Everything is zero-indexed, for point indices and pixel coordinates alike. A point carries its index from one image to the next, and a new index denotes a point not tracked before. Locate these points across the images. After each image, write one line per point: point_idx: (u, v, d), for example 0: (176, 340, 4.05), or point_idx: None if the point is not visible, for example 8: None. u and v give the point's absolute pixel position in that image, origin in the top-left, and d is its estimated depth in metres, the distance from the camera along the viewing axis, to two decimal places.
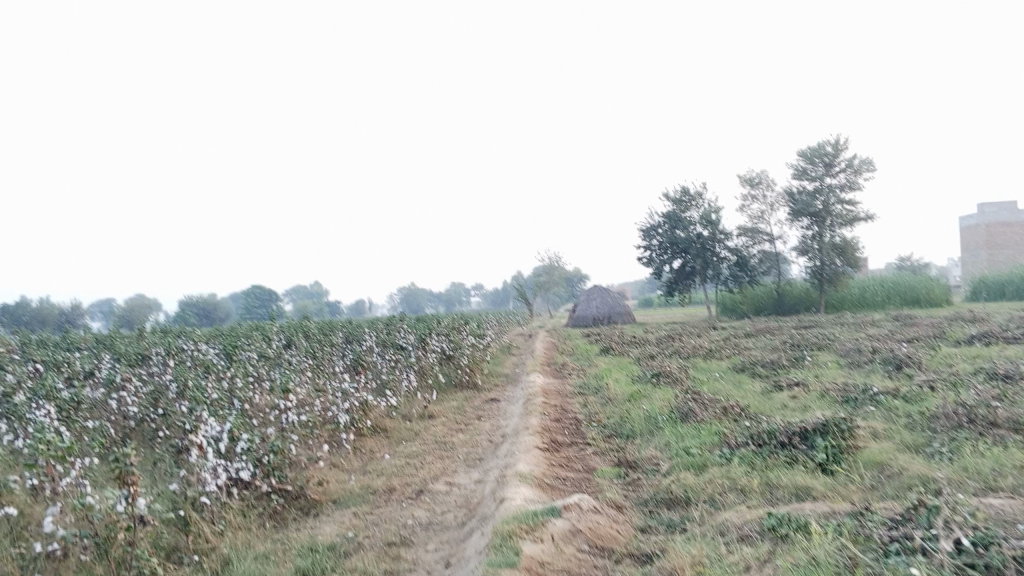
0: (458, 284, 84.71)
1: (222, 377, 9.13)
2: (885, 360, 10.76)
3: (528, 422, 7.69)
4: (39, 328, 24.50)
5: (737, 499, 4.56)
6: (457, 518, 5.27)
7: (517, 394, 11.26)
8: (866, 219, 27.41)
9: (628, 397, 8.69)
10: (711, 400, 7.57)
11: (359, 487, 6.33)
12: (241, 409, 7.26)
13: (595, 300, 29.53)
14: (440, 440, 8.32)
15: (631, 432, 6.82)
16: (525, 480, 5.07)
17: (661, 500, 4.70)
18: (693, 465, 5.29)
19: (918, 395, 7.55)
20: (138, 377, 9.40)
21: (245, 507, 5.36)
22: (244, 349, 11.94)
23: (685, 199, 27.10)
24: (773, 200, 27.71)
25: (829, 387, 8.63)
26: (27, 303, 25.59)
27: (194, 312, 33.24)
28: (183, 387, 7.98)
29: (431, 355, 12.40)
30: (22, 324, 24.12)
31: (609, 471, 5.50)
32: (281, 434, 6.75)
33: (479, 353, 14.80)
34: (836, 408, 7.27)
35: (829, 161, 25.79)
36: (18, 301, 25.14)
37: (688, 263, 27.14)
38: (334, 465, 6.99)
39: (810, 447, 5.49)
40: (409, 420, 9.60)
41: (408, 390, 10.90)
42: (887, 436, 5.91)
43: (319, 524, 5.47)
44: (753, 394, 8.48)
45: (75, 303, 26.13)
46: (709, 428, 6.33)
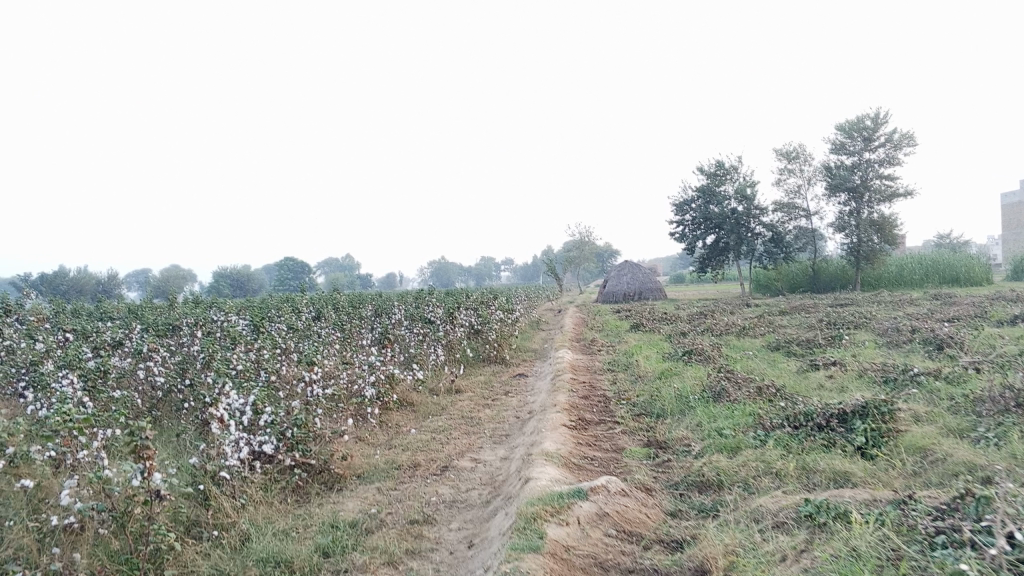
0: (489, 259, 84.66)
1: (249, 348, 9.08)
2: (925, 340, 10.46)
3: (556, 399, 7.55)
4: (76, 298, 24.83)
5: (773, 484, 4.38)
6: (481, 497, 5.15)
7: (545, 370, 11.12)
8: (905, 195, 26.79)
9: (659, 375, 8.51)
10: (746, 379, 7.36)
11: (384, 462, 6.24)
12: (266, 381, 7.19)
13: (626, 276, 29.25)
14: (467, 416, 8.21)
15: (661, 411, 6.65)
16: (551, 460, 4.92)
17: (693, 483, 4.53)
18: (726, 447, 5.12)
19: (961, 377, 7.29)
20: (166, 348, 9.39)
21: (267, 481, 5.29)
22: (273, 321, 11.93)
23: (719, 173, 26.64)
24: (810, 175, 27.15)
25: (867, 367, 8.38)
26: (65, 273, 25.92)
27: (227, 283, 33.50)
28: (209, 358, 7.93)
29: (459, 329, 12.29)
30: (60, 293, 24.43)
31: (639, 452, 5.34)
32: (306, 407, 6.67)
33: (508, 328, 14.66)
34: (875, 390, 7.04)
35: (868, 135, 25.16)
36: (57, 271, 25.47)
37: (722, 239, 26.73)
38: (359, 439, 6.91)
39: (849, 430, 5.28)
40: (436, 394, 9.51)
41: (435, 364, 10.80)
42: (929, 420, 5.68)
43: (342, 499, 5.38)
44: (788, 374, 8.26)
45: (112, 273, 26.43)
46: (743, 408, 6.13)
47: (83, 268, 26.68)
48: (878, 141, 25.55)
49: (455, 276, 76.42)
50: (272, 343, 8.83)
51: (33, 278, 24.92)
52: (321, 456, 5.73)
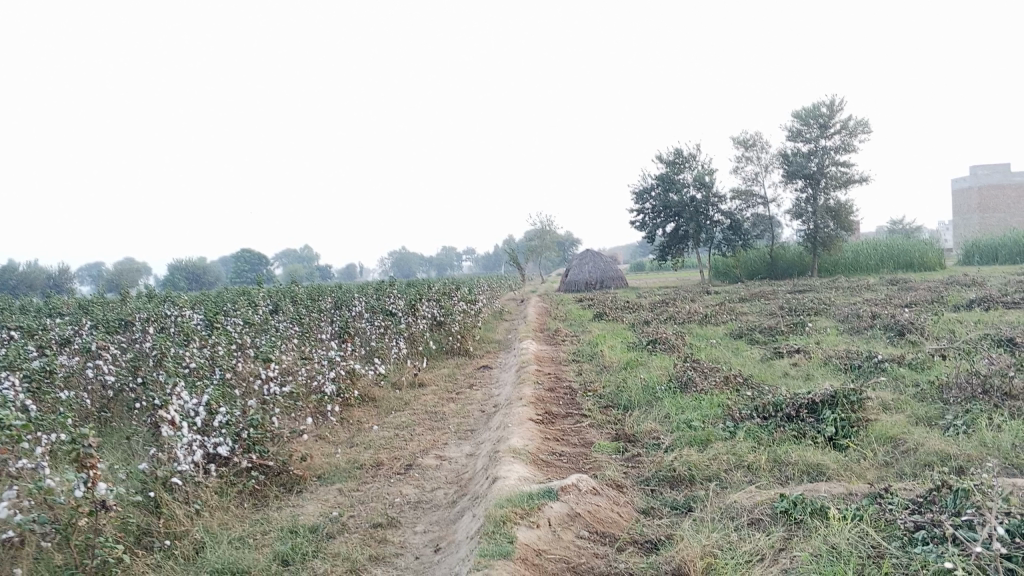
0: (450, 249, 84.36)
1: (204, 344, 8.79)
2: (885, 327, 10.52)
3: (521, 392, 7.41)
4: (27, 293, 24.14)
5: (745, 478, 4.29)
6: (447, 496, 4.99)
7: (509, 362, 10.98)
8: (860, 181, 27.11)
9: (625, 365, 8.42)
10: (711, 369, 7.30)
11: (345, 461, 6.04)
12: (221, 379, 6.94)
13: (587, 264, 29.23)
14: (431, 410, 8.04)
15: (628, 403, 6.55)
16: (519, 457, 4.78)
17: (664, 478, 4.42)
18: (696, 440, 5.03)
19: (925, 364, 7.30)
20: (116, 344, 9.05)
21: (223, 485, 5.08)
22: (228, 315, 11.62)
23: (678, 160, 26.69)
24: (767, 162, 27.33)
25: (831, 354, 8.38)
26: (15, 267, 25.19)
27: (184, 276, 32.83)
28: (161, 355, 7.65)
29: (422, 321, 12.08)
30: (9, 289, 23.70)
31: (607, 446, 5.23)
32: (263, 406, 6.45)
33: (470, 319, 14.49)
34: (842, 378, 7.01)
35: (824, 123, 25.36)
36: (6, 265, 24.73)
37: (682, 227, 26.82)
38: (319, 438, 6.72)
39: (818, 420, 5.22)
40: (398, 389, 9.32)
41: (397, 357, 10.61)
42: (897, 408, 5.64)
43: (301, 502, 5.19)
44: (753, 362, 8.22)
45: (64, 267, 25.74)
46: (711, 399, 6.05)
47: (32, 263, 25.92)
48: (834, 128, 25.78)
49: (416, 266, 75.96)
50: (228, 339, 8.56)
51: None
52: (279, 458, 5.52)
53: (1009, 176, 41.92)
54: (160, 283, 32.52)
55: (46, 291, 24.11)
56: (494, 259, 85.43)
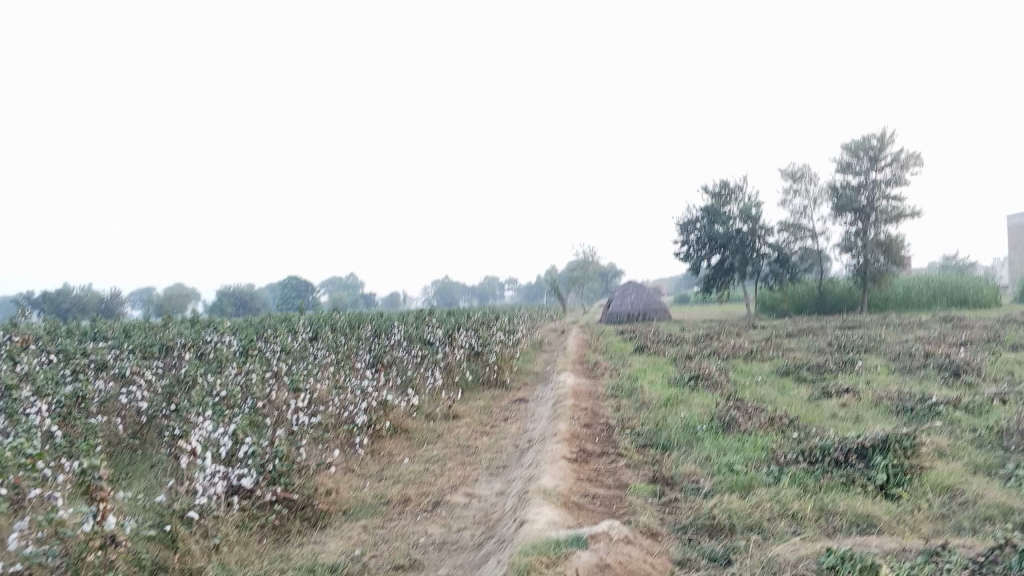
0: (492, 279, 84.52)
1: (238, 371, 8.73)
2: (939, 366, 10.11)
3: (556, 428, 7.19)
4: (78, 315, 24.62)
5: (790, 529, 4.03)
6: (473, 537, 4.79)
7: (546, 395, 10.77)
8: (912, 215, 26.50)
9: (665, 402, 8.16)
10: (755, 408, 7.01)
11: (373, 496, 5.88)
12: (251, 407, 6.84)
13: (630, 296, 28.91)
14: (464, 444, 7.85)
15: (666, 442, 6.31)
16: (549, 499, 4.57)
17: (702, 526, 4.18)
18: (738, 485, 4.77)
19: (983, 408, 6.93)
20: (152, 369, 9.04)
21: (245, 519, 4.95)
22: (267, 342, 11.62)
23: (724, 193, 26.35)
24: (815, 195, 26.86)
25: (882, 395, 8.03)
26: (68, 290, 25.73)
27: (230, 301, 33.27)
28: (195, 382, 7.60)
29: (459, 351, 11.93)
30: (63, 312, 24.17)
31: (643, 489, 4.99)
32: (291, 438, 6.33)
33: (509, 350, 14.31)
34: (893, 421, 6.68)
35: (875, 156, 24.86)
36: (59, 289, 25.28)
37: (727, 260, 26.41)
38: (349, 471, 6.58)
39: (869, 467, 4.93)
40: (432, 420, 9.16)
41: (433, 387, 10.45)
42: (954, 455, 5.32)
43: (324, 539, 5.03)
44: (799, 402, 7.91)
45: (114, 291, 26.23)
46: (754, 441, 5.77)
47: (86, 286, 26.45)
48: (884, 161, 25.26)
49: (459, 295, 76.24)
50: (264, 367, 8.51)
51: (35, 296, 24.67)
52: (304, 491, 5.39)
53: None
54: (208, 308, 32.97)
55: (99, 314, 24.56)
56: (536, 289, 85.43)
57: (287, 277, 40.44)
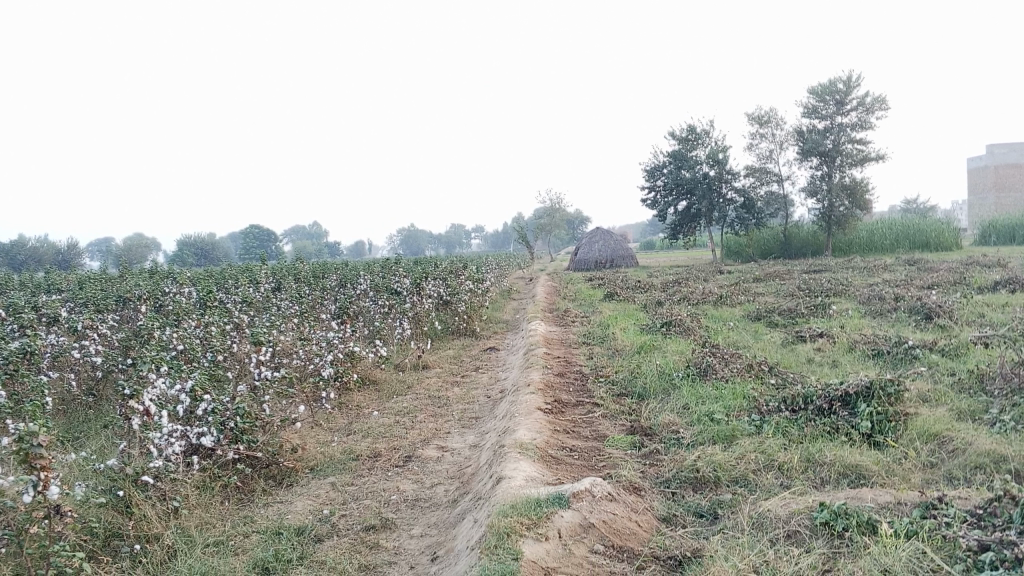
0: (458, 227, 83.91)
1: (197, 324, 8.38)
2: (910, 309, 10.07)
3: (529, 377, 6.99)
4: (36, 268, 23.91)
5: (778, 482, 3.88)
6: (448, 494, 4.59)
7: (516, 343, 10.59)
8: (877, 158, 26.49)
9: (638, 349, 7.99)
10: (733, 354, 6.86)
11: (341, 451, 5.64)
12: (212, 361, 6.54)
13: (597, 243, 28.74)
14: (434, 395, 7.63)
15: (643, 391, 6.15)
16: (526, 454, 4.37)
17: (686, 480, 4.01)
18: (721, 435, 4.61)
19: (959, 352, 6.87)
20: (107, 322, 8.65)
21: (206, 480, 4.70)
22: (228, 293, 11.25)
23: (691, 137, 26.09)
24: (782, 139, 26.74)
25: (857, 339, 7.94)
26: (24, 241, 24.95)
27: (193, 252, 32.60)
28: (151, 336, 7.26)
29: (427, 301, 11.65)
30: (18, 265, 23.45)
31: (622, 440, 4.82)
32: (254, 393, 6.06)
33: (478, 299, 14.06)
34: (870, 366, 6.58)
35: (841, 99, 24.70)
36: (15, 240, 24.49)
37: (694, 205, 26.27)
38: (316, 425, 6.34)
39: (852, 415, 4.78)
40: (401, 371, 8.92)
41: (401, 338, 10.17)
42: (937, 400, 5.20)
43: (291, 498, 4.80)
44: (774, 347, 7.81)
45: (73, 241, 25.50)
46: (734, 388, 5.62)
47: (43, 237, 25.69)
48: (850, 104, 25.13)
49: (426, 243, 75.57)
50: (225, 318, 8.18)
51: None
52: (268, 449, 5.13)
53: None
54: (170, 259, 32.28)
55: (56, 267, 23.89)
56: (504, 237, 84.95)
57: (249, 227, 39.87)
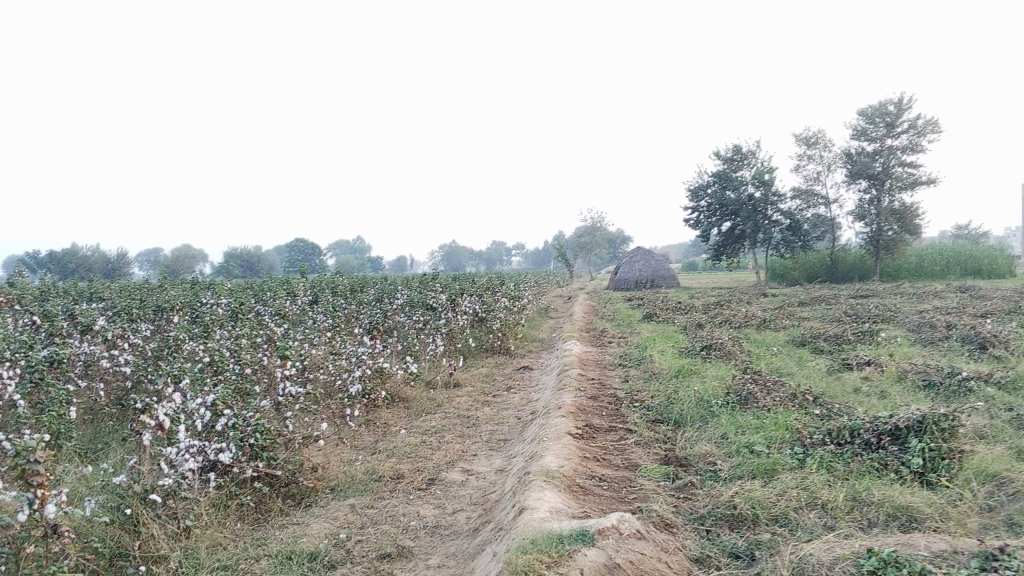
0: (499, 245, 84.02)
1: (228, 335, 8.30)
2: (964, 338, 9.64)
3: (561, 400, 6.76)
4: (85, 276, 24.29)
5: (822, 522, 3.61)
6: (469, 521, 4.39)
7: (551, 363, 10.37)
8: (927, 183, 25.82)
9: (676, 373, 7.71)
10: (776, 382, 6.55)
11: (363, 471, 5.47)
12: (238, 374, 6.44)
13: (638, 263, 28.38)
14: (464, 414, 7.44)
15: (680, 417, 5.89)
16: (552, 482, 4.14)
17: (722, 518, 3.75)
18: (761, 468, 4.34)
19: (1016, 386, 6.49)
20: (140, 330, 8.61)
21: (221, 498, 4.57)
22: (263, 305, 11.22)
23: (736, 158, 25.71)
24: (830, 161, 26.22)
25: (907, 368, 7.59)
26: (76, 250, 25.41)
27: (238, 264, 32.93)
28: (179, 347, 7.19)
29: (463, 317, 11.48)
30: (67, 272, 23.92)
31: (655, 471, 4.58)
32: (277, 409, 5.93)
33: (514, 316, 13.87)
34: (921, 399, 6.23)
35: (891, 121, 24.14)
36: (67, 249, 24.95)
37: (738, 226, 25.83)
38: (341, 443, 6.19)
39: (903, 450, 4.48)
40: (432, 388, 8.75)
41: (434, 354, 10.02)
42: (995, 437, 4.85)
43: (308, 520, 4.64)
44: (819, 375, 7.49)
45: (122, 251, 25.91)
46: (776, 418, 5.33)
47: (93, 246, 26.13)
48: (901, 126, 24.54)
49: (467, 260, 75.68)
50: (256, 331, 8.10)
51: (40, 256, 24.45)
52: (287, 467, 5.00)
53: None
54: (214, 270, 32.72)
55: (104, 275, 24.34)
56: (544, 255, 84.79)
57: (293, 240, 40.31)
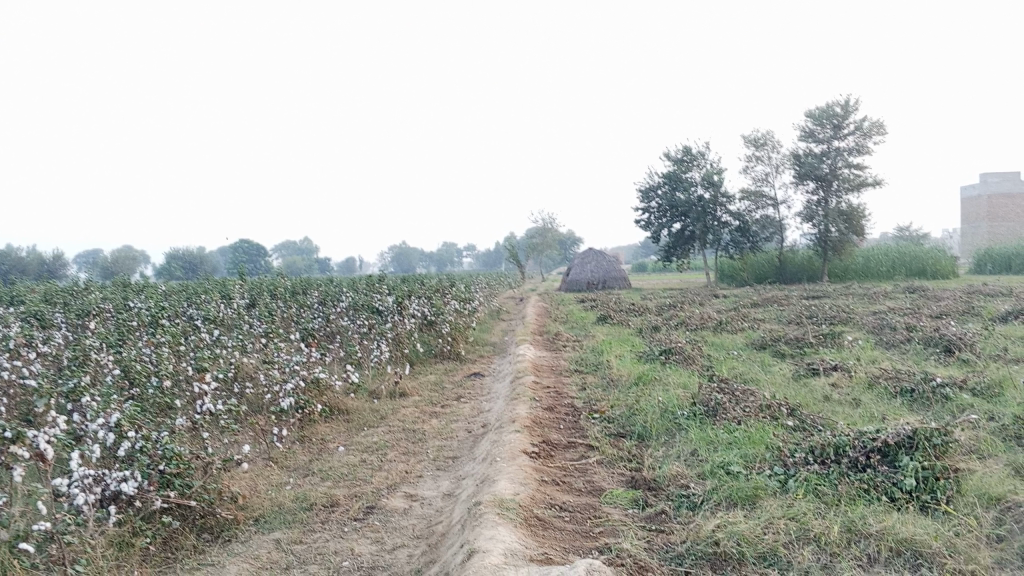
0: (449, 247, 83.32)
1: (144, 343, 7.58)
2: (926, 341, 9.35)
3: (514, 413, 6.23)
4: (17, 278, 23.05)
5: (818, 560, 3.13)
6: (411, 560, 3.83)
7: (502, 370, 9.83)
8: (873, 184, 25.97)
9: (636, 381, 7.22)
10: (745, 390, 6.09)
11: (292, 500, 4.87)
12: (151, 391, 5.78)
13: (590, 264, 27.99)
14: (409, 428, 6.85)
15: (643, 432, 5.41)
16: (505, 515, 3.61)
17: (702, 556, 3.26)
18: (740, 493, 3.87)
19: (993, 394, 6.12)
20: (47, 337, 7.83)
21: (122, 536, 3.95)
22: (193, 311, 10.46)
23: (686, 159, 25.50)
24: (778, 162, 26.18)
25: (875, 374, 7.21)
26: (9, 252, 24.18)
27: (181, 266, 31.77)
28: (87, 359, 6.45)
29: (409, 321, 10.88)
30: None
31: (622, 496, 4.08)
32: (194, 429, 5.29)
33: (464, 320, 13.27)
34: (896, 408, 5.82)
35: (838, 123, 24.15)
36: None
37: (688, 228, 25.62)
38: (270, 464, 5.57)
39: (894, 469, 4.03)
40: (376, 399, 8.14)
41: (378, 361, 9.38)
42: (989, 452, 4.43)
43: (224, 560, 4.03)
44: (785, 381, 7.08)
45: (58, 253, 24.75)
46: (750, 433, 4.86)
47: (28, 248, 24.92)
48: (847, 128, 24.60)
49: (416, 261, 74.60)
50: (179, 338, 7.39)
51: None
52: (203, 497, 4.41)
53: (1019, 185, 40.88)
54: (157, 272, 31.55)
55: (39, 276, 23.20)
56: (494, 257, 84.17)
57: (239, 241, 39.28)
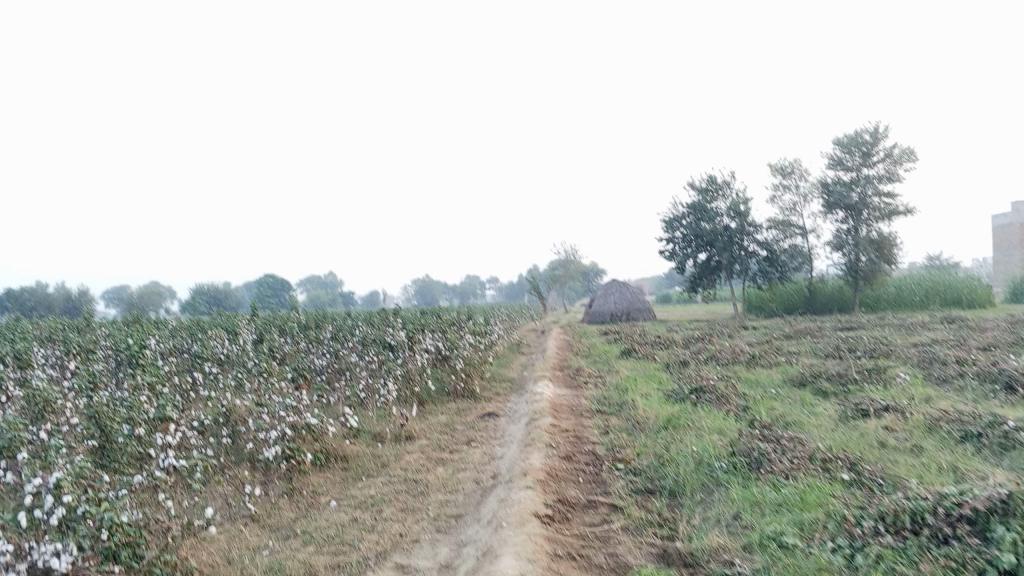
0: (471, 281, 82.68)
1: (124, 385, 6.95)
2: (982, 377, 8.51)
3: (527, 462, 5.51)
4: (41, 315, 22.56)
5: None
6: None
7: (519, 409, 9.10)
8: (905, 212, 25.11)
9: (665, 424, 6.48)
10: (791, 437, 5.33)
11: (265, 572, 4.16)
12: (114, 444, 5.14)
13: (613, 295, 27.22)
14: (411, 479, 6.14)
15: (675, 490, 4.67)
16: None
17: None
18: (798, 574, 3.14)
19: None
20: (20, 378, 7.20)
21: None
22: (192, 349, 9.84)
23: (711, 188, 24.80)
24: (806, 191, 25.41)
25: (935, 415, 6.41)
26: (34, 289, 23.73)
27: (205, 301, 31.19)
28: (51, 404, 5.82)
29: (421, 357, 10.18)
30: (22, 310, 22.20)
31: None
32: (155, 489, 4.62)
33: (480, 355, 12.54)
34: (960, 458, 5.05)
35: (867, 150, 23.35)
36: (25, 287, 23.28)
37: (714, 258, 24.82)
38: (246, 525, 4.89)
39: (987, 543, 3.23)
40: (380, 443, 7.45)
41: (385, 401, 8.70)
42: None
43: None
44: (832, 424, 6.32)
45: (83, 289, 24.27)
46: (803, 493, 4.09)
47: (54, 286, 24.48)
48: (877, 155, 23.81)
49: (437, 293, 73.90)
50: (160, 379, 6.76)
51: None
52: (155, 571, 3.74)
53: None
54: (181, 307, 31.02)
55: (60, 313, 22.84)
56: (516, 288, 83.45)
57: (264, 276, 38.95)
